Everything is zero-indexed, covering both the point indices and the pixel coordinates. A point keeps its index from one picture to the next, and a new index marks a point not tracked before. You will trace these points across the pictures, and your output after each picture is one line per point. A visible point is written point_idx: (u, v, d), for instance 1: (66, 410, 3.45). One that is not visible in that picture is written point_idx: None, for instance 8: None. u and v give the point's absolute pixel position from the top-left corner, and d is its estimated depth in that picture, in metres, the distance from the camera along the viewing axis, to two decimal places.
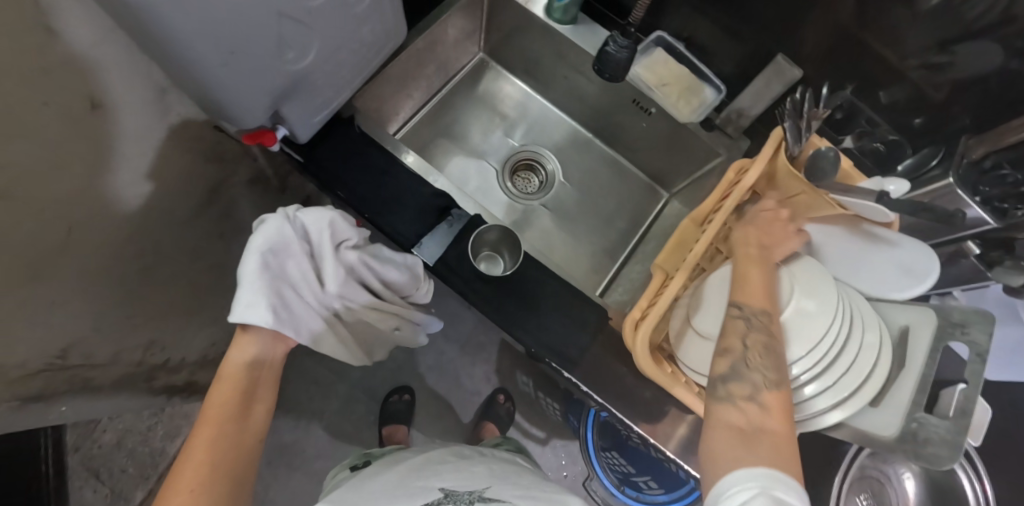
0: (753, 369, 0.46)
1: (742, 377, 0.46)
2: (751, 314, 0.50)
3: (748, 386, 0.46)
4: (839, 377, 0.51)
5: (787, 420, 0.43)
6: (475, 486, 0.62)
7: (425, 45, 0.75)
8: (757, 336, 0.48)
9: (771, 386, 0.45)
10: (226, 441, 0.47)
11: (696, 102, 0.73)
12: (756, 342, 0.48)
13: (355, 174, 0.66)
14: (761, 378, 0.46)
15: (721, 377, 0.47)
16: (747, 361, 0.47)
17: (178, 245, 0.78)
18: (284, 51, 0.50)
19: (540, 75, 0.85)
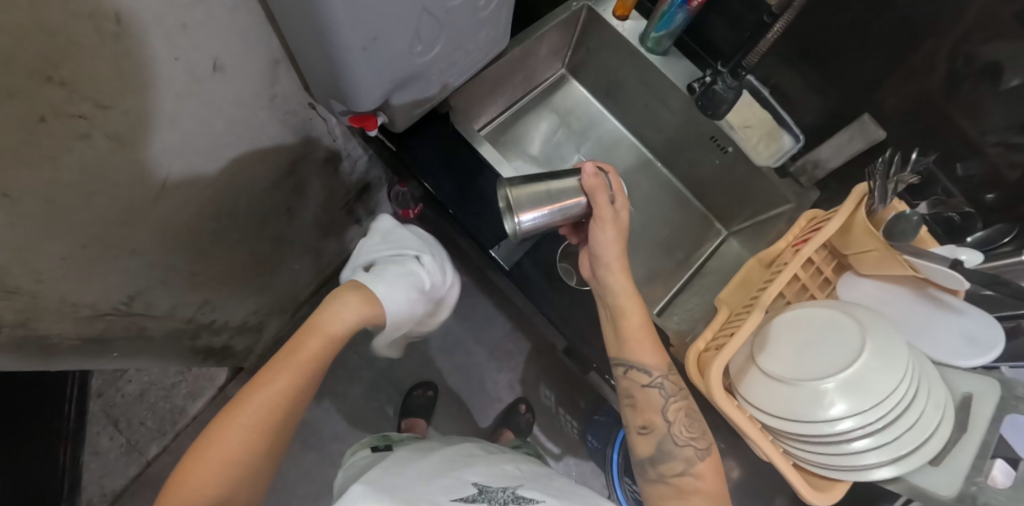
0: (682, 446, 0.58)
1: (675, 455, 0.58)
2: (661, 379, 0.59)
3: (679, 465, 0.58)
4: (900, 433, 0.52)
5: (718, 482, 0.57)
6: (507, 482, 0.56)
7: (520, 55, 0.77)
8: (679, 402, 0.60)
9: (701, 456, 0.58)
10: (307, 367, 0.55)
11: (774, 148, 0.76)
12: (676, 412, 0.59)
13: (445, 171, 0.69)
14: (692, 454, 0.57)
15: (649, 459, 0.59)
16: (676, 438, 0.58)
17: (248, 212, 0.80)
18: (415, 43, 0.54)
19: (619, 99, 0.88)
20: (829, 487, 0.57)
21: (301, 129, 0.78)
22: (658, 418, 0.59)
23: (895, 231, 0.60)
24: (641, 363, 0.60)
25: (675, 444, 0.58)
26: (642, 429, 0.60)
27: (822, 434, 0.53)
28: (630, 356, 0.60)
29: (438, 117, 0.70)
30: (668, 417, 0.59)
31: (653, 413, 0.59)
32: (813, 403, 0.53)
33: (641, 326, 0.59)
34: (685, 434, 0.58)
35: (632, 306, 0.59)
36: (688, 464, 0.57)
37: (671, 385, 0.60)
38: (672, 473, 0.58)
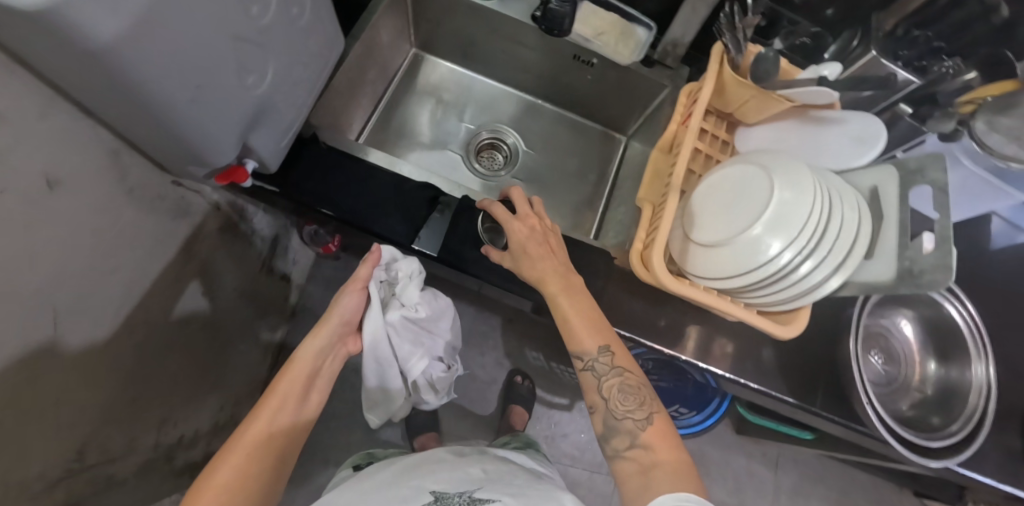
0: (622, 419, 0.55)
1: (620, 430, 0.55)
2: (592, 362, 0.57)
3: (628, 437, 0.54)
4: (832, 247, 0.56)
5: (673, 449, 0.53)
6: (467, 485, 0.57)
7: (364, 49, 0.75)
8: (613, 379, 0.56)
9: (643, 427, 0.54)
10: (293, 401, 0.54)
11: (632, 44, 0.76)
12: (612, 387, 0.56)
13: (335, 188, 0.65)
14: (632, 426, 0.54)
15: (602, 435, 0.56)
16: (613, 411, 0.56)
17: (165, 314, 0.75)
18: (244, 75, 0.51)
19: (479, 57, 0.87)
20: (795, 318, 0.61)
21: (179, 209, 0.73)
22: (598, 397, 0.57)
23: (760, 72, 0.64)
24: (576, 347, 0.58)
25: (618, 419, 0.56)
26: (590, 409, 0.58)
27: (766, 275, 0.56)
28: (577, 347, 0.57)
29: (307, 139, 0.67)
30: (606, 394, 0.56)
31: (592, 393, 0.58)
32: (752, 251, 0.57)
33: (579, 311, 0.58)
34: (623, 407, 0.56)
35: (561, 291, 0.59)
36: (633, 436, 0.54)
37: (606, 364, 0.57)
38: (624, 446, 0.54)
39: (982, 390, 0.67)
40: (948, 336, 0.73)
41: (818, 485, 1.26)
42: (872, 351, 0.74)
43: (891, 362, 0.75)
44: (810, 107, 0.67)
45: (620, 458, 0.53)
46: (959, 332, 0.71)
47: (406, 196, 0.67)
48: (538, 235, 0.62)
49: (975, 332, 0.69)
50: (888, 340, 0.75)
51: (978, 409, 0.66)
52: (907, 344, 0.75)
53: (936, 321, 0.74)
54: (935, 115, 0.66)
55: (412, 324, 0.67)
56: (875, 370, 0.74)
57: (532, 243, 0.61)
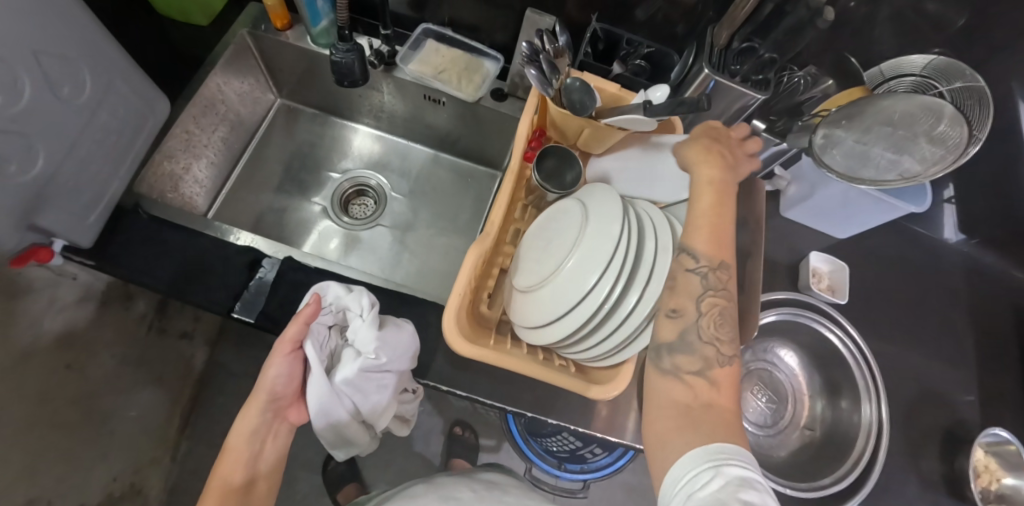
0: (705, 342, 0.46)
1: (694, 347, 0.46)
2: (702, 267, 0.47)
3: (697, 361, 0.46)
4: (643, 289, 0.51)
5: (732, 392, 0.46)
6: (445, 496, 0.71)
7: (202, 108, 0.74)
8: (714, 301, 0.47)
9: (721, 362, 0.46)
10: (231, 495, 0.50)
11: (478, 78, 0.73)
12: (713, 304, 0.47)
13: (151, 259, 0.63)
14: (714, 352, 0.46)
15: (668, 346, 0.47)
16: (700, 330, 0.47)
17: (17, 391, 0.71)
18: (0, 165, 0.49)
19: (341, 101, 0.85)
20: (616, 375, 0.54)
21: (20, 287, 0.71)
22: (691, 303, 0.47)
23: (574, 102, 0.59)
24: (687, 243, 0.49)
25: (700, 339, 0.47)
26: (669, 313, 0.48)
27: (574, 327, 0.51)
28: (697, 244, 0.48)
29: (129, 210, 0.66)
30: (702, 310, 0.47)
31: (688, 298, 0.48)
32: (560, 296, 0.52)
33: (716, 209, 0.49)
34: (710, 329, 0.47)
35: (704, 189, 0.50)
36: (707, 365, 0.46)
37: (716, 277, 0.48)
38: (688, 366, 0.46)
39: (871, 431, 0.59)
40: (833, 362, 0.66)
41: None
42: (752, 389, 0.68)
43: (777, 400, 0.68)
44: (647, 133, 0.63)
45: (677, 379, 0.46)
46: (843, 360, 0.64)
47: (229, 262, 0.64)
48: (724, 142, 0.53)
49: (861, 360, 0.63)
50: (772, 375, 0.69)
51: (866, 450, 0.59)
52: (793, 377, 0.69)
53: (820, 350, 0.67)
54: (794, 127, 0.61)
55: (371, 378, 0.56)
56: (756, 410, 0.68)
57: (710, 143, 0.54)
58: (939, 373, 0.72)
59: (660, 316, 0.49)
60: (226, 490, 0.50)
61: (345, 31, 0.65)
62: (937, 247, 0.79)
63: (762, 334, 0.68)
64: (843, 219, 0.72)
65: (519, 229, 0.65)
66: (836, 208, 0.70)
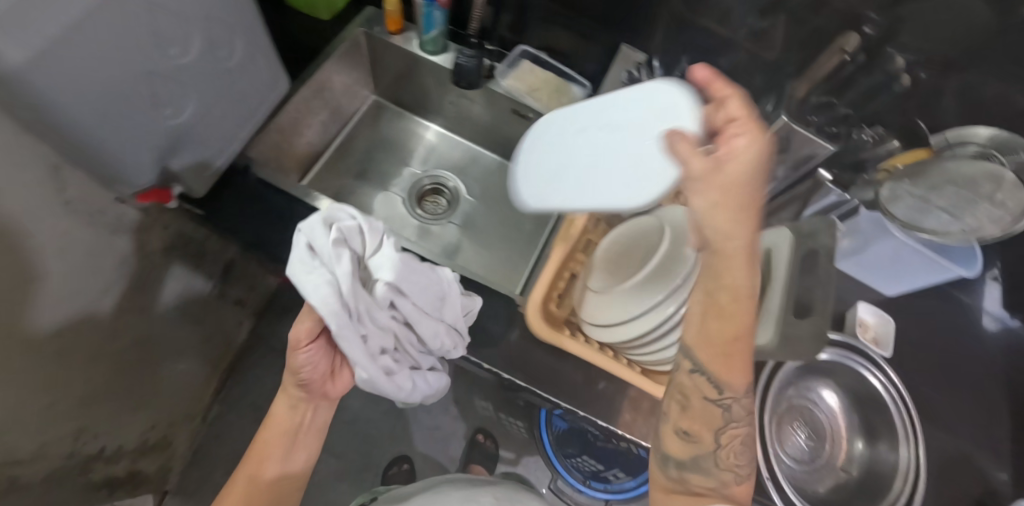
0: (723, 469, 0.49)
1: (711, 473, 0.48)
2: (731, 402, 0.48)
3: (713, 480, 0.48)
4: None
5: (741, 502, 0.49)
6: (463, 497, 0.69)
7: (313, 92, 0.81)
8: (732, 432, 0.49)
9: (739, 481, 0.49)
10: (267, 470, 0.54)
11: (567, 100, 0.79)
12: (733, 436, 0.49)
13: (253, 216, 0.69)
14: (730, 478, 0.49)
15: (680, 463, 0.50)
16: (718, 459, 0.49)
17: (92, 323, 0.77)
18: (159, 107, 0.57)
19: (431, 105, 0.93)
20: None
21: (119, 225, 0.77)
22: (709, 433, 0.49)
23: None
24: (725, 381, 0.47)
25: (717, 464, 0.49)
26: (682, 432, 0.50)
27: (647, 330, 0.55)
28: (731, 376, 0.47)
29: (239, 170, 0.72)
30: (721, 441, 0.49)
31: (704, 427, 0.49)
32: (633, 302, 0.56)
33: (751, 317, 0.45)
34: (729, 458, 0.49)
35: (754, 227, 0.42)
36: (724, 485, 0.49)
37: (739, 407, 0.49)
38: (700, 485, 0.49)
39: (909, 473, 0.63)
40: (875, 407, 0.69)
41: None
42: (794, 426, 0.70)
43: (815, 438, 0.70)
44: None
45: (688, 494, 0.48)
46: (887, 405, 0.67)
47: None
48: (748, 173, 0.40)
49: (901, 404, 0.67)
50: (812, 412, 0.71)
51: (902, 495, 0.62)
52: (833, 417, 0.71)
53: (863, 393, 0.69)
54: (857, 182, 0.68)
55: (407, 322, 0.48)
56: (797, 446, 0.69)
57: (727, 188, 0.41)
58: (975, 443, 0.73)
59: (673, 434, 0.50)
60: (263, 462, 0.54)
61: (472, 39, 0.80)
62: (985, 323, 0.81)
63: (807, 371, 0.71)
64: (895, 278, 0.75)
65: (593, 239, 0.70)
66: (887, 263, 0.73)
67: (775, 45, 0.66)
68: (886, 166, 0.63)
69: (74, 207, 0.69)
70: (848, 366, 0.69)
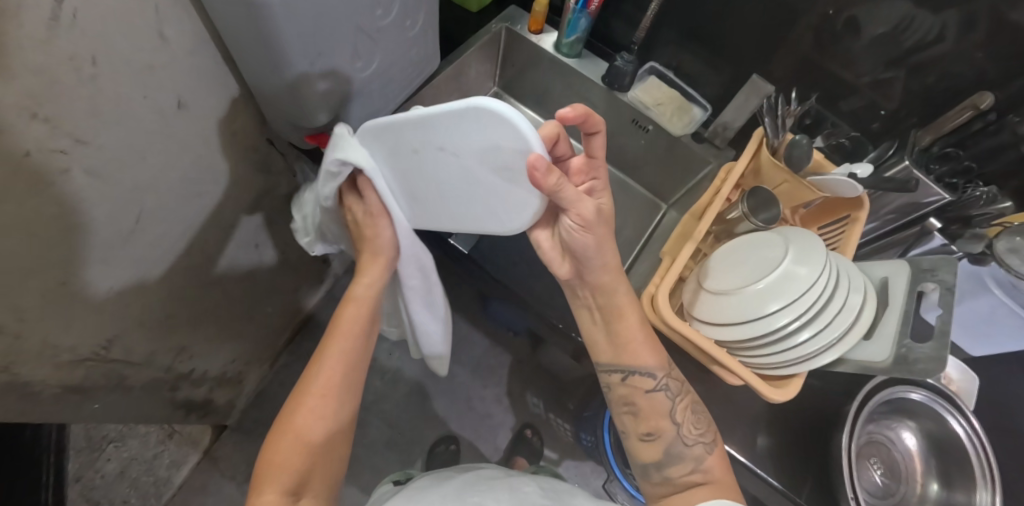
0: (690, 446, 0.62)
1: (685, 455, 0.61)
2: (665, 384, 0.63)
3: (691, 466, 0.61)
4: (834, 319, 0.58)
5: (726, 473, 0.61)
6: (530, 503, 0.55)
7: (453, 74, 0.88)
8: (683, 412, 0.63)
9: (710, 450, 0.62)
10: (351, 355, 0.59)
11: (688, 118, 0.85)
12: (683, 413, 0.63)
13: None
14: (701, 452, 0.61)
15: (653, 463, 0.64)
16: (683, 438, 0.62)
17: (217, 249, 0.84)
18: (354, 59, 0.63)
19: (550, 105, 0.99)
20: (785, 384, 0.62)
21: (261, 164, 0.84)
22: (666, 424, 0.63)
23: (792, 159, 0.68)
24: (645, 369, 0.63)
25: (686, 445, 0.62)
26: (646, 436, 0.64)
27: (764, 332, 0.59)
28: (629, 362, 0.64)
29: None
30: (677, 419, 0.63)
31: (660, 418, 0.63)
32: (753, 306, 0.59)
33: (641, 326, 0.64)
34: (692, 433, 0.62)
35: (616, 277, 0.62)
36: (697, 461, 0.61)
37: (674, 384, 0.64)
38: (681, 473, 0.61)
39: None
40: (951, 457, 0.70)
41: None
42: (871, 462, 0.73)
43: (890, 475, 0.73)
44: (836, 198, 0.72)
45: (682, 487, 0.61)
46: (966, 456, 0.67)
47: None
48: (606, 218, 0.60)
49: (982, 452, 0.66)
50: (889, 452, 0.74)
51: None
52: (909, 459, 0.73)
53: (940, 437, 0.70)
54: (965, 235, 0.71)
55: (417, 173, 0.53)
56: (871, 480, 0.72)
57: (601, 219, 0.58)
58: None
59: (646, 440, 0.64)
60: (342, 351, 0.59)
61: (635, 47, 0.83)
62: None
63: (890, 410, 0.74)
64: (986, 338, 0.77)
65: (704, 250, 0.74)
66: (984, 320, 0.76)
67: (902, 96, 0.70)
68: (1004, 220, 0.69)
69: (235, 140, 0.77)
70: (935, 412, 0.70)
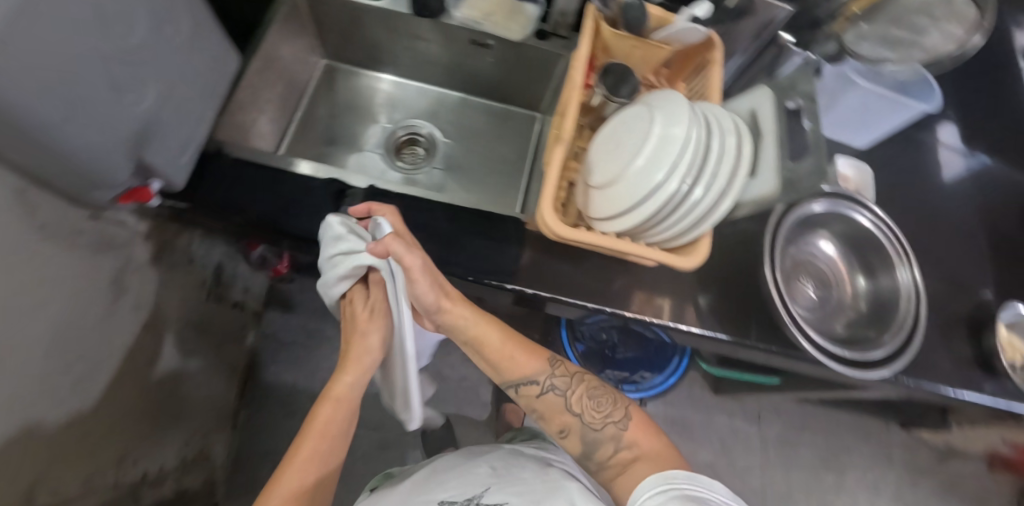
0: (600, 428, 0.59)
1: (601, 439, 0.58)
2: (551, 381, 0.62)
3: (609, 446, 0.58)
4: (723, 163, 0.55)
5: (651, 437, 0.57)
6: (472, 491, 0.59)
7: (264, 63, 0.78)
8: (580, 397, 0.61)
9: (624, 428, 0.58)
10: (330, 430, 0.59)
11: (523, 19, 0.76)
12: (581, 397, 0.61)
13: (239, 195, 0.67)
14: (613, 431, 0.58)
15: (579, 455, 0.60)
16: (586, 420, 0.60)
17: (107, 349, 0.74)
18: (121, 93, 0.53)
19: (386, 57, 0.90)
20: (693, 250, 0.61)
21: None
22: (569, 417, 0.61)
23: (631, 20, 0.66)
24: (528, 370, 0.62)
25: (596, 429, 0.59)
26: (560, 431, 0.61)
27: (661, 204, 0.55)
28: (520, 371, 0.62)
29: (213, 155, 0.69)
30: (575, 410, 0.60)
31: (560, 415, 0.61)
32: (640, 185, 0.56)
33: (506, 340, 0.62)
34: (597, 416, 0.59)
35: (482, 326, 0.62)
36: (616, 440, 0.58)
37: (561, 380, 0.62)
38: (609, 455, 0.57)
39: (911, 294, 0.69)
40: (866, 247, 0.74)
41: (802, 432, 1.25)
42: (802, 281, 0.75)
43: (823, 286, 0.75)
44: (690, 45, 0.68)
45: (606, 469, 0.57)
46: (881, 244, 0.72)
47: (315, 195, 0.68)
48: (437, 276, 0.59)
49: (891, 236, 0.72)
50: (814, 265, 0.76)
51: (909, 315, 0.68)
52: (832, 264, 0.77)
53: (855, 234, 0.74)
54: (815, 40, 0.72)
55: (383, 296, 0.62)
56: (808, 298, 0.74)
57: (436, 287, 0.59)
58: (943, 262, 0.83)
59: (562, 437, 0.62)
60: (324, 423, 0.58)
61: None
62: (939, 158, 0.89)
63: (803, 228, 0.75)
64: (864, 129, 0.80)
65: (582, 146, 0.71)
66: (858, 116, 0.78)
67: None
68: (846, 10, 0.68)
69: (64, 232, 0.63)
70: (846, 215, 0.73)
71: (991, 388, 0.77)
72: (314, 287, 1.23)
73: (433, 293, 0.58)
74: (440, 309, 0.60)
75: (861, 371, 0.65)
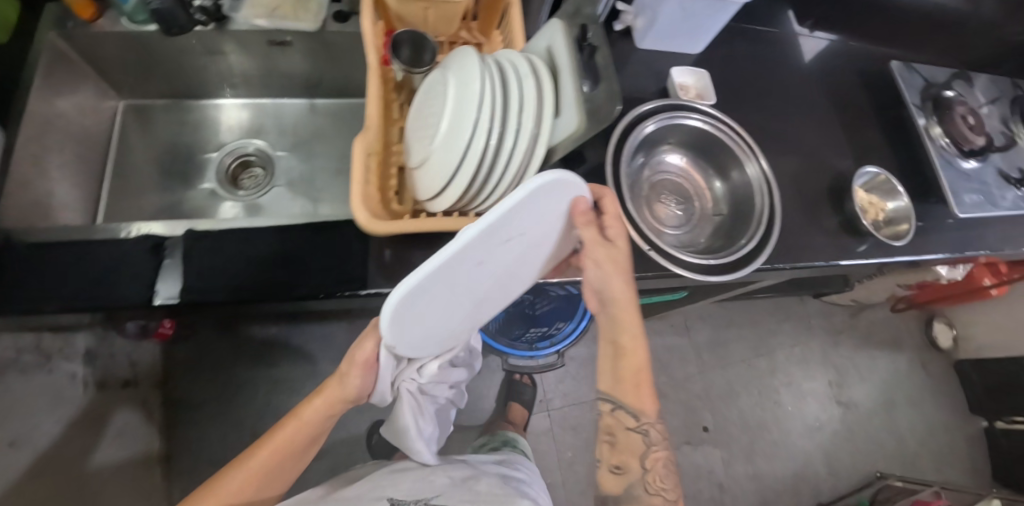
0: (652, 494, 0.53)
1: (643, 501, 0.53)
2: (646, 428, 0.55)
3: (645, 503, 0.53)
4: (522, 119, 0.49)
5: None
6: (424, 494, 0.62)
7: (38, 124, 0.67)
8: (653, 454, 0.55)
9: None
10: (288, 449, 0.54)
11: (312, 6, 0.71)
12: (654, 460, 0.55)
13: (37, 282, 0.58)
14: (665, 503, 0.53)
15: (612, 496, 0.55)
16: (646, 483, 0.54)
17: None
18: None
19: (189, 80, 0.82)
20: None
21: None
22: (633, 462, 0.55)
23: None
24: (635, 408, 0.54)
25: (646, 491, 0.54)
26: (614, 468, 0.55)
27: (472, 167, 0.49)
28: (616, 393, 0.55)
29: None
30: (646, 465, 0.54)
31: (632, 456, 0.55)
32: (449, 153, 0.51)
33: (637, 368, 0.54)
34: (654, 483, 0.54)
35: (636, 341, 0.55)
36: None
37: (655, 430, 0.56)
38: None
39: (762, 184, 0.70)
40: (711, 148, 0.76)
41: (727, 330, 1.32)
42: (663, 199, 0.75)
43: (684, 201, 0.77)
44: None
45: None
46: (723, 142, 0.74)
47: (129, 256, 0.60)
48: (612, 242, 0.53)
49: (728, 132, 0.74)
50: (672, 181, 0.77)
51: (766, 206, 0.70)
52: (687, 176, 0.78)
53: (699, 138, 0.75)
54: None
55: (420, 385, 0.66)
56: (672, 215, 0.75)
57: (613, 255, 0.52)
58: (795, 142, 0.86)
59: (609, 470, 0.56)
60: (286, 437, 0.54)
61: None
62: (766, 46, 0.91)
63: (650, 150, 0.75)
64: (692, 33, 0.79)
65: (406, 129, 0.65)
66: (686, 24, 0.76)
67: None
68: None
69: None
70: (689, 122, 0.73)
71: (870, 245, 0.80)
72: (214, 339, 1.14)
73: (618, 286, 0.53)
74: (612, 299, 0.54)
75: (730, 270, 0.65)
